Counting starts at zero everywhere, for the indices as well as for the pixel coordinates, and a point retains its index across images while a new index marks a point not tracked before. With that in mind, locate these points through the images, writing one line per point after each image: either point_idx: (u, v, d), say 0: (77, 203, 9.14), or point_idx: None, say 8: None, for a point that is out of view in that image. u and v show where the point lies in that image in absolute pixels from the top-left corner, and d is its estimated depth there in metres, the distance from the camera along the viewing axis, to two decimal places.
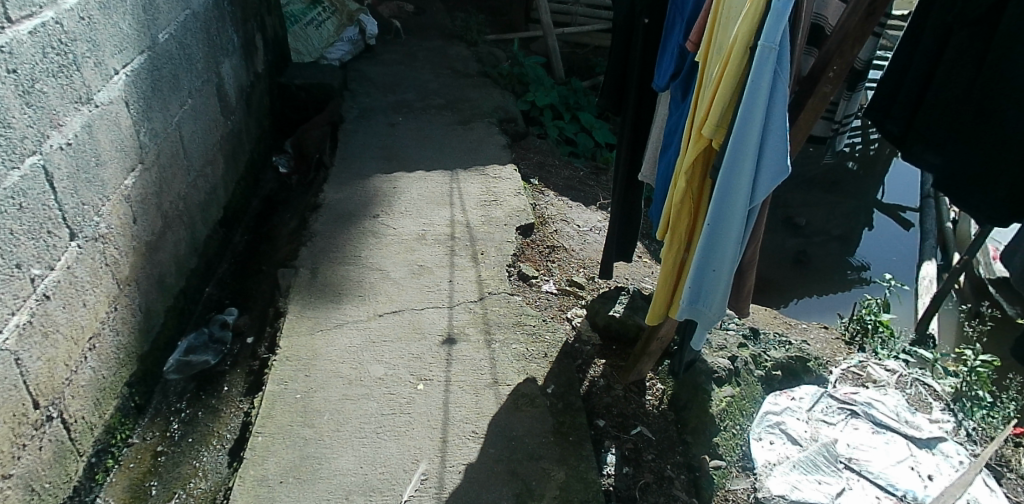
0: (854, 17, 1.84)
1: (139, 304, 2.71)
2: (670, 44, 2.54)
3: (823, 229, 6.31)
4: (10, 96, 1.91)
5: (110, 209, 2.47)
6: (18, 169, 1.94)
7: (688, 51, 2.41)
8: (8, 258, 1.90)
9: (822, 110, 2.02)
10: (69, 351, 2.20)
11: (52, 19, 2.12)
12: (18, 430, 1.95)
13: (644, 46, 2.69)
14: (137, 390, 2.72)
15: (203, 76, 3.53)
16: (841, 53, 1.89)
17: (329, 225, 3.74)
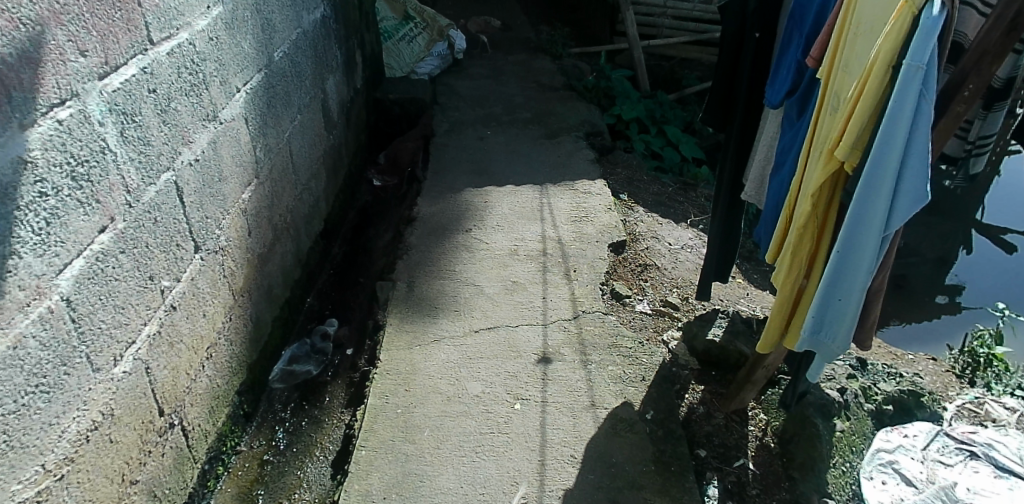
0: (995, 32, 1.61)
1: (250, 315, 2.79)
2: (786, 61, 2.39)
3: (917, 251, 5.95)
4: (149, 115, 2.00)
5: (229, 223, 2.56)
6: (154, 184, 2.03)
7: (808, 67, 2.26)
8: (143, 270, 1.98)
9: (954, 133, 1.78)
10: (190, 360, 2.28)
11: (186, 40, 2.22)
12: (145, 437, 2.01)
13: (753, 62, 2.55)
14: (246, 400, 2.79)
15: (310, 92, 3.63)
16: (978, 71, 1.66)
17: (424, 238, 3.76)
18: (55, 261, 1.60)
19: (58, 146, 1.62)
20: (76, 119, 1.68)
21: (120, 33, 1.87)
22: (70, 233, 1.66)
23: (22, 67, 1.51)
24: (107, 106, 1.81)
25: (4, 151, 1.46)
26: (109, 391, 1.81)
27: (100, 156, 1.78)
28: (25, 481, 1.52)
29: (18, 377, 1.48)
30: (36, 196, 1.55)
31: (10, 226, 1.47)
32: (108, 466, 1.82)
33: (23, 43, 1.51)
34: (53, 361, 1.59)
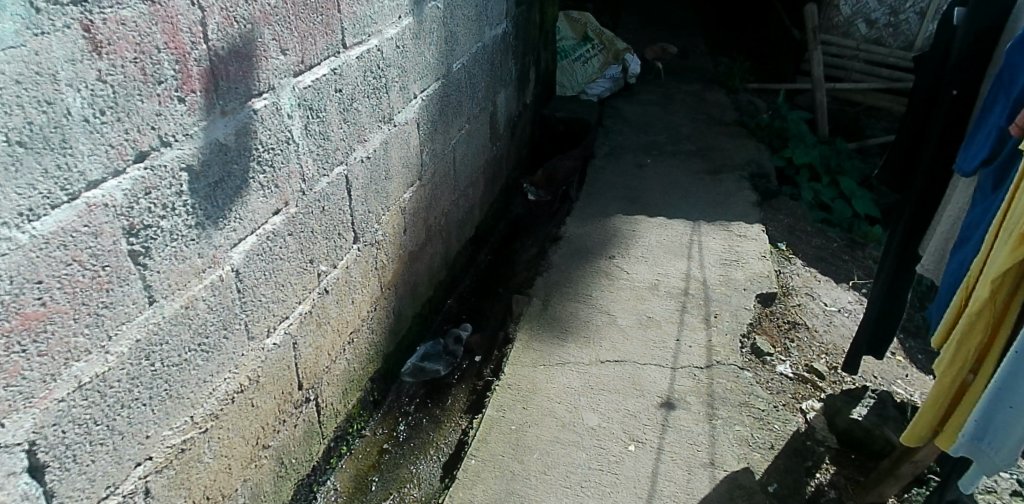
0: None
1: (393, 308, 2.93)
2: (985, 125, 2.00)
3: None
4: (332, 112, 2.17)
5: (387, 219, 2.71)
6: (328, 176, 2.20)
7: (1012, 135, 1.88)
8: (306, 254, 2.15)
9: None
10: (333, 341, 2.43)
11: (375, 47, 2.40)
12: (283, 406, 2.16)
13: (945, 124, 2.17)
14: (377, 388, 2.93)
15: (481, 103, 3.77)
16: None
17: (566, 258, 3.76)
18: (231, 235, 1.77)
19: (250, 133, 1.79)
20: (269, 111, 1.86)
21: (318, 36, 2.04)
22: (248, 212, 1.83)
23: (231, 60, 1.68)
24: (297, 102, 1.98)
25: (205, 134, 1.64)
26: (258, 359, 1.96)
27: (284, 146, 1.95)
28: (175, 428, 1.65)
29: (185, 333, 1.64)
30: (225, 176, 1.72)
31: (200, 200, 1.64)
32: (246, 427, 1.97)
33: (235, 39, 1.69)
34: (215, 323, 1.75)
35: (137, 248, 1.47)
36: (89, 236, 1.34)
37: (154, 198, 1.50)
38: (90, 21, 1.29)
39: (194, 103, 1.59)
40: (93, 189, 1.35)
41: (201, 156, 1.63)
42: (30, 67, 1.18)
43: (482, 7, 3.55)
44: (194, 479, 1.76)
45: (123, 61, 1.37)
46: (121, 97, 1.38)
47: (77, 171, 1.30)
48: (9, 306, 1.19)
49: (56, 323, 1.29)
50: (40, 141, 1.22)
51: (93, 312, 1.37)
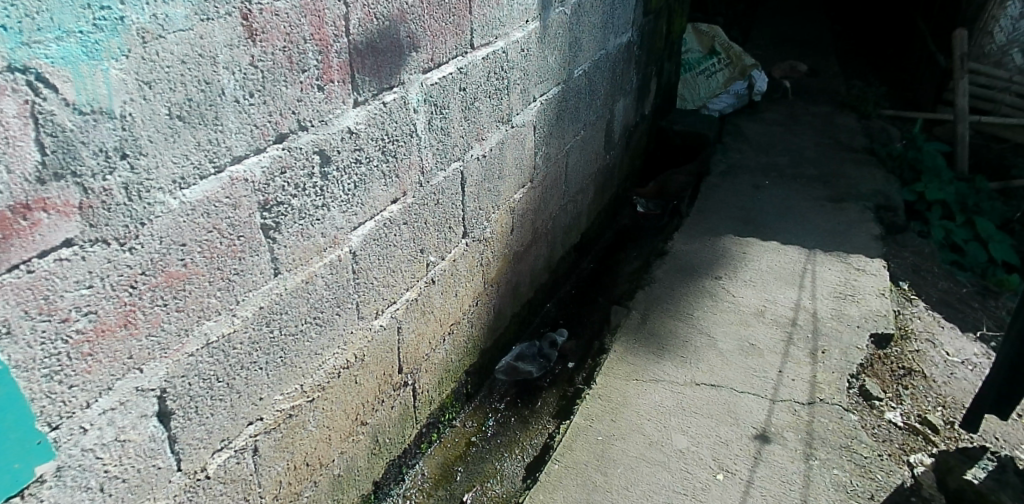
0: None
1: (493, 305, 2.98)
2: None
3: None
4: (455, 109, 2.24)
5: (497, 217, 2.76)
6: (445, 171, 2.27)
7: None
8: (418, 243, 2.22)
9: None
10: (434, 330, 2.50)
11: (501, 49, 2.45)
12: (383, 387, 2.25)
13: None
14: (471, 381, 2.98)
15: (598, 110, 3.76)
16: None
17: (670, 274, 3.69)
18: (352, 218, 1.87)
19: (377, 124, 1.87)
20: (397, 105, 1.94)
21: (448, 35, 2.11)
22: (369, 198, 1.92)
23: (368, 54, 1.77)
24: (423, 97, 2.05)
25: (338, 121, 1.73)
26: (364, 338, 2.05)
27: (407, 138, 2.03)
28: (286, 394, 1.75)
29: (303, 306, 1.74)
30: (351, 162, 1.81)
31: (328, 183, 1.74)
32: (348, 402, 2.07)
33: (372, 34, 1.77)
34: (331, 300, 1.85)
35: (269, 222, 1.57)
36: (229, 207, 1.44)
37: (288, 178, 1.60)
38: (249, 11, 1.38)
39: (331, 92, 1.68)
40: (238, 164, 1.44)
41: (332, 141, 1.72)
42: (196, 49, 1.28)
43: (608, 15, 3.54)
44: (298, 444, 1.86)
45: (272, 49, 1.47)
46: (267, 82, 1.48)
47: (224, 147, 1.40)
48: (157, 263, 1.30)
49: (194, 283, 1.39)
50: (197, 117, 1.32)
51: (226, 277, 1.47)
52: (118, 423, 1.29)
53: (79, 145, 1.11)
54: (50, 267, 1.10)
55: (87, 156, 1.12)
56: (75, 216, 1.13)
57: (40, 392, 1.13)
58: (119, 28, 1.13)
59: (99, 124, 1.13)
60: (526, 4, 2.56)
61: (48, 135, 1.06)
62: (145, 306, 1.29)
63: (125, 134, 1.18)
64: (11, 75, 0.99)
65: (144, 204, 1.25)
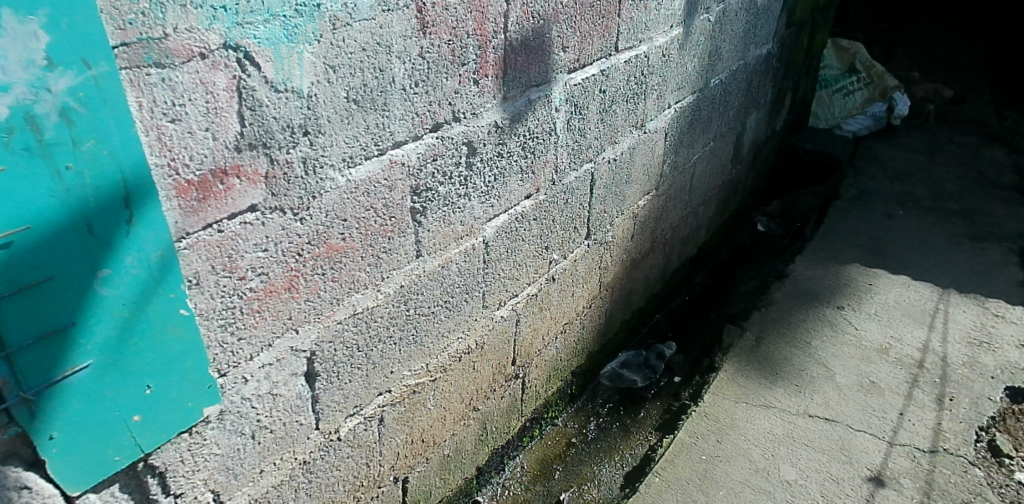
0: None
1: (605, 310, 2.97)
2: None
3: None
4: (593, 111, 2.25)
5: (620, 222, 2.74)
6: (577, 171, 2.29)
7: None
8: (543, 240, 2.25)
9: None
10: (549, 327, 2.53)
11: (643, 53, 2.43)
12: (496, 377, 2.30)
13: None
14: (576, 382, 3.00)
15: (730, 123, 3.66)
16: None
17: (790, 298, 3.54)
18: (489, 210, 1.92)
19: (522, 120, 1.91)
20: (542, 103, 1.97)
21: (595, 37, 2.12)
22: (506, 192, 1.97)
23: (521, 51, 1.81)
24: (566, 97, 2.07)
25: (487, 115, 1.77)
26: (486, 327, 2.11)
27: (547, 136, 2.05)
28: (412, 371, 1.84)
29: (436, 289, 1.82)
30: (494, 155, 1.86)
31: (472, 173, 1.80)
32: (464, 387, 2.14)
33: (527, 32, 1.81)
34: (461, 286, 1.92)
35: (417, 206, 1.64)
36: (385, 189, 1.52)
37: (438, 165, 1.66)
38: (423, 4, 1.45)
39: (484, 86, 1.73)
40: (398, 148, 1.52)
41: (480, 134, 1.77)
42: (374, 37, 1.36)
43: (751, 25, 3.44)
44: (417, 420, 1.95)
45: (439, 42, 1.53)
46: (431, 73, 1.54)
47: (387, 131, 1.48)
48: (320, 235, 1.40)
49: (348, 257, 1.49)
50: (368, 102, 1.40)
51: (374, 255, 1.56)
52: (272, 378, 1.40)
53: (271, 119, 1.20)
54: (236, 229, 1.21)
55: (276, 130, 1.22)
56: (260, 184, 1.23)
57: (215, 340, 1.25)
58: (315, 15, 1.22)
59: (288, 101, 1.22)
60: (672, 9, 2.53)
61: (248, 108, 1.16)
62: (307, 273, 1.39)
63: (309, 113, 1.27)
64: (225, 51, 1.09)
65: (316, 178, 1.34)
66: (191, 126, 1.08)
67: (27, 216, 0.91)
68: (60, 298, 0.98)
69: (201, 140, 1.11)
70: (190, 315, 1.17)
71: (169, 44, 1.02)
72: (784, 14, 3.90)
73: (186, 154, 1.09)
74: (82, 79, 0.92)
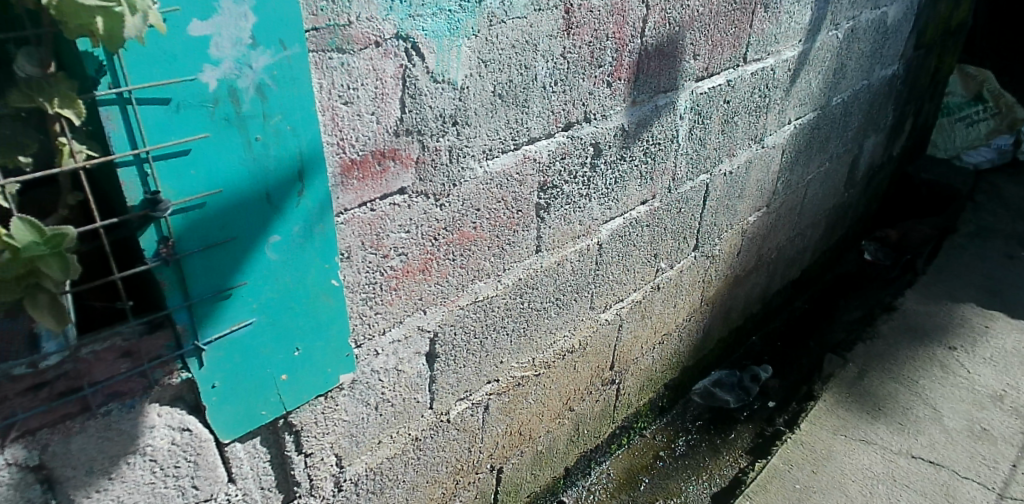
0: None
1: (704, 325, 2.92)
2: None
3: None
4: (715, 121, 2.22)
5: (728, 236, 2.70)
6: (693, 181, 2.27)
7: None
8: (654, 248, 2.25)
9: None
10: (648, 336, 2.52)
11: (770, 66, 2.38)
12: (594, 380, 2.31)
13: None
14: (667, 395, 2.97)
15: (847, 144, 3.52)
16: None
17: (896, 332, 3.34)
18: (606, 212, 1.93)
19: (648, 125, 1.91)
20: (668, 110, 1.97)
21: (726, 47, 2.09)
22: (624, 196, 1.98)
23: (655, 56, 1.81)
24: (691, 105, 2.06)
25: (615, 118, 1.78)
26: (590, 328, 2.13)
27: (668, 143, 2.05)
28: (520, 364, 1.89)
29: (550, 286, 1.85)
30: (618, 158, 1.87)
31: (595, 175, 1.81)
32: (564, 386, 2.16)
33: (662, 38, 1.80)
34: (572, 286, 1.94)
35: (542, 203, 1.68)
36: (516, 183, 1.57)
37: (565, 164, 1.69)
38: (570, 6, 1.47)
39: (616, 89, 1.74)
40: (532, 144, 1.56)
41: (607, 136, 1.79)
42: (524, 36, 1.40)
43: (880, 44, 3.30)
44: (518, 412, 1.99)
45: (580, 43, 1.55)
46: (570, 73, 1.57)
47: (525, 128, 1.52)
48: (455, 223, 1.46)
49: (477, 246, 1.55)
50: (511, 97, 1.44)
51: (499, 245, 1.61)
52: (399, 354, 1.48)
53: (427, 108, 1.27)
54: (386, 209, 1.29)
55: (430, 118, 1.29)
56: (411, 169, 1.30)
57: (356, 311, 1.34)
58: (475, 11, 1.27)
59: (444, 92, 1.28)
60: (804, 22, 2.46)
61: (409, 96, 1.22)
62: (440, 258, 1.47)
63: (460, 104, 1.33)
64: (397, 41, 1.16)
65: (458, 167, 1.40)
66: (361, 109, 1.16)
67: (220, 180, 1.00)
68: (236, 257, 1.06)
69: (367, 123, 1.18)
70: (339, 286, 1.25)
71: (351, 31, 1.09)
72: (914, 35, 3.72)
73: (353, 135, 1.17)
74: (278, 59, 0.99)
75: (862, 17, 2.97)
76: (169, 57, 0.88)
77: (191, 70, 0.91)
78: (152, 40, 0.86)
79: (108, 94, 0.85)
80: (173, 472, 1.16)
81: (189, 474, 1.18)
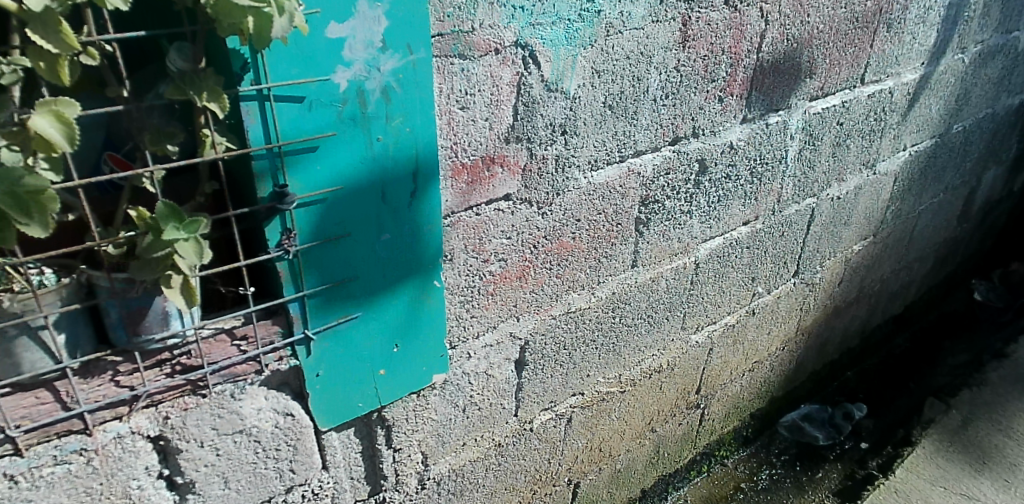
0: None
1: (797, 355, 2.80)
2: None
3: None
4: (826, 143, 2.13)
5: (830, 264, 2.58)
6: (798, 204, 2.18)
7: None
8: (751, 271, 2.18)
9: None
10: (739, 362, 2.44)
11: (888, 88, 2.25)
12: (679, 402, 2.25)
13: None
14: (752, 425, 2.87)
15: (965, 176, 3.30)
16: None
17: (1006, 381, 3.08)
18: (706, 231, 1.88)
19: (756, 143, 1.85)
20: (777, 129, 1.90)
21: (844, 66, 2.00)
22: (726, 215, 1.92)
23: (770, 73, 1.75)
24: (803, 125, 1.98)
25: (724, 135, 1.74)
26: (680, 349, 2.08)
27: (776, 164, 1.98)
28: (607, 379, 1.87)
29: (643, 302, 1.82)
30: (723, 177, 1.82)
31: (698, 192, 1.77)
32: (649, 405, 2.12)
33: (779, 54, 1.74)
34: (666, 304, 1.90)
35: (642, 217, 1.65)
36: (618, 196, 1.55)
37: (669, 179, 1.66)
38: (688, 18, 1.45)
39: (728, 105, 1.69)
40: (637, 157, 1.54)
41: (714, 152, 1.74)
42: (639, 47, 1.38)
43: (1009, 70, 3.07)
44: (600, 428, 1.97)
45: (695, 56, 1.52)
46: (682, 87, 1.54)
47: (631, 140, 1.50)
48: (555, 232, 1.46)
49: (574, 257, 1.54)
50: (621, 109, 1.43)
51: (596, 257, 1.60)
52: (490, 359, 1.49)
53: (538, 116, 1.27)
54: (490, 214, 1.30)
55: (540, 127, 1.29)
56: (517, 176, 1.31)
57: (453, 313, 1.36)
58: (594, 21, 1.26)
59: (556, 101, 1.29)
60: (928, 43, 2.32)
61: (522, 103, 1.23)
62: (537, 267, 1.47)
63: (570, 114, 1.33)
64: (516, 49, 1.17)
65: (563, 177, 1.40)
66: (475, 114, 1.17)
67: (341, 178, 1.04)
68: (348, 253, 1.11)
69: (480, 129, 1.20)
70: (441, 287, 1.27)
71: (473, 38, 1.11)
72: None
73: (466, 140, 1.18)
74: (405, 62, 1.02)
75: (992, 39, 2.78)
76: (307, 57, 0.92)
77: (326, 71, 0.95)
78: (293, 40, 0.90)
79: (249, 90, 0.90)
80: (274, 454, 1.21)
81: (288, 458, 1.24)
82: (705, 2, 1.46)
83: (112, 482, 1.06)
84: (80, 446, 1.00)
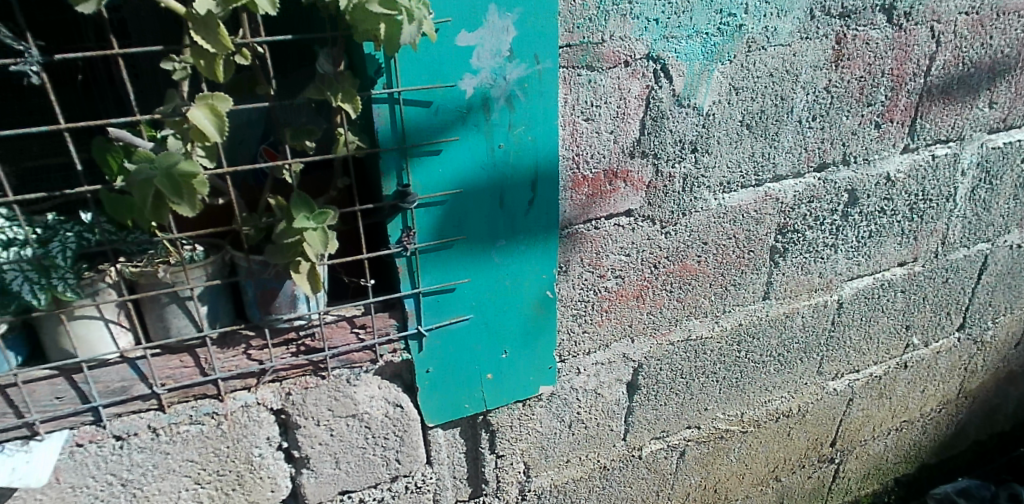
0: None
1: (958, 419, 2.49)
2: None
3: None
4: (1007, 182, 1.88)
5: (1005, 320, 2.27)
6: (967, 248, 1.95)
7: None
8: (905, 318, 1.97)
9: None
10: (884, 418, 2.21)
11: None
12: (809, 452, 2.08)
13: None
14: (897, 492, 2.58)
15: None
16: None
17: None
18: (853, 268, 1.73)
19: (918, 177, 1.68)
20: (945, 163, 1.71)
21: None
22: (879, 253, 1.76)
23: (939, 99, 1.59)
24: (979, 160, 1.77)
25: (880, 165, 1.59)
26: (814, 395, 1.92)
27: (942, 201, 1.78)
28: (726, 415, 1.77)
29: (773, 338, 1.71)
30: (877, 210, 1.67)
31: (846, 224, 1.64)
32: (774, 451, 1.98)
33: (951, 79, 1.57)
34: (800, 343, 1.77)
35: (779, 246, 1.56)
36: (752, 221, 1.47)
37: (812, 208, 1.55)
38: (844, 36, 1.35)
39: (886, 131, 1.55)
40: (776, 182, 1.46)
41: (867, 183, 1.60)
42: (784, 64, 1.30)
43: None
44: (716, 467, 1.86)
45: (849, 77, 1.41)
46: (832, 109, 1.43)
47: (771, 163, 1.42)
48: (679, 253, 1.41)
49: (698, 281, 1.48)
50: (760, 128, 1.35)
51: (723, 285, 1.52)
52: (600, 377, 1.46)
53: (667, 131, 1.24)
54: (609, 229, 1.29)
55: (669, 143, 1.26)
56: (641, 192, 1.28)
57: (565, 326, 1.35)
58: (734, 36, 1.21)
59: (686, 117, 1.25)
60: None
61: (650, 118, 1.21)
62: (657, 287, 1.43)
63: (702, 131, 1.28)
64: (647, 62, 1.15)
65: (690, 197, 1.35)
66: (601, 127, 1.17)
67: (460, 180, 1.07)
68: (464, 255, 1.14)
69: (605, 141, 1.19)
70: (553, 297, 1.27)
71: (602, 50, 1.10)
72: None
73: (590, 151, 1.18)
74: (530, 72, 1.04)
75: None
76: (437, 63, 0.97)
77: (453, 77, 0.99)
78: (425, 48, 0.95)
79: (381, 93, 0.96)
80: (382, 441, 1.27)
81: (395, 447, 1.29)
82: (864, 20, 1.35)
83: (237, 447, 1.16)
84: (212, 409, 1.11)
